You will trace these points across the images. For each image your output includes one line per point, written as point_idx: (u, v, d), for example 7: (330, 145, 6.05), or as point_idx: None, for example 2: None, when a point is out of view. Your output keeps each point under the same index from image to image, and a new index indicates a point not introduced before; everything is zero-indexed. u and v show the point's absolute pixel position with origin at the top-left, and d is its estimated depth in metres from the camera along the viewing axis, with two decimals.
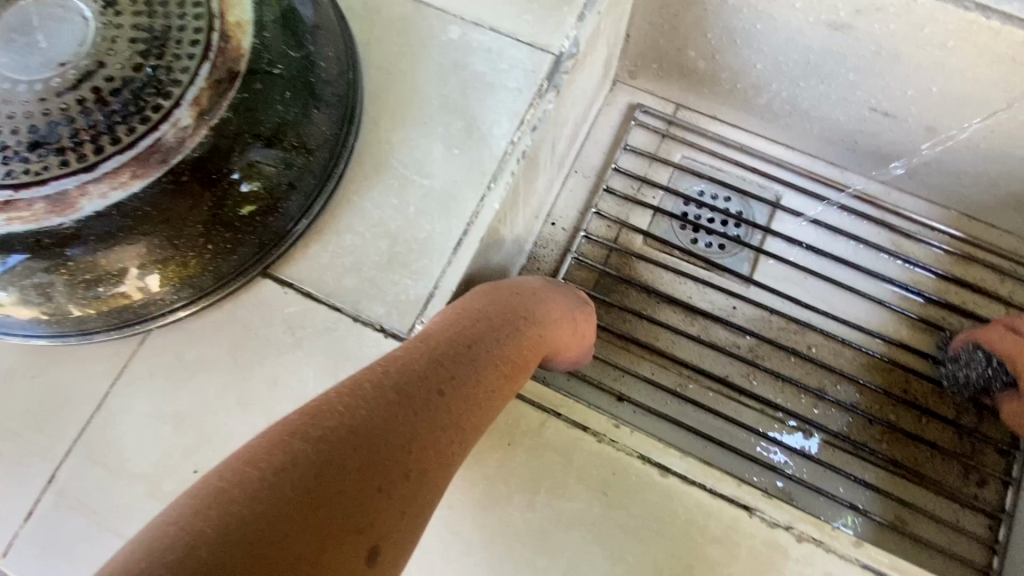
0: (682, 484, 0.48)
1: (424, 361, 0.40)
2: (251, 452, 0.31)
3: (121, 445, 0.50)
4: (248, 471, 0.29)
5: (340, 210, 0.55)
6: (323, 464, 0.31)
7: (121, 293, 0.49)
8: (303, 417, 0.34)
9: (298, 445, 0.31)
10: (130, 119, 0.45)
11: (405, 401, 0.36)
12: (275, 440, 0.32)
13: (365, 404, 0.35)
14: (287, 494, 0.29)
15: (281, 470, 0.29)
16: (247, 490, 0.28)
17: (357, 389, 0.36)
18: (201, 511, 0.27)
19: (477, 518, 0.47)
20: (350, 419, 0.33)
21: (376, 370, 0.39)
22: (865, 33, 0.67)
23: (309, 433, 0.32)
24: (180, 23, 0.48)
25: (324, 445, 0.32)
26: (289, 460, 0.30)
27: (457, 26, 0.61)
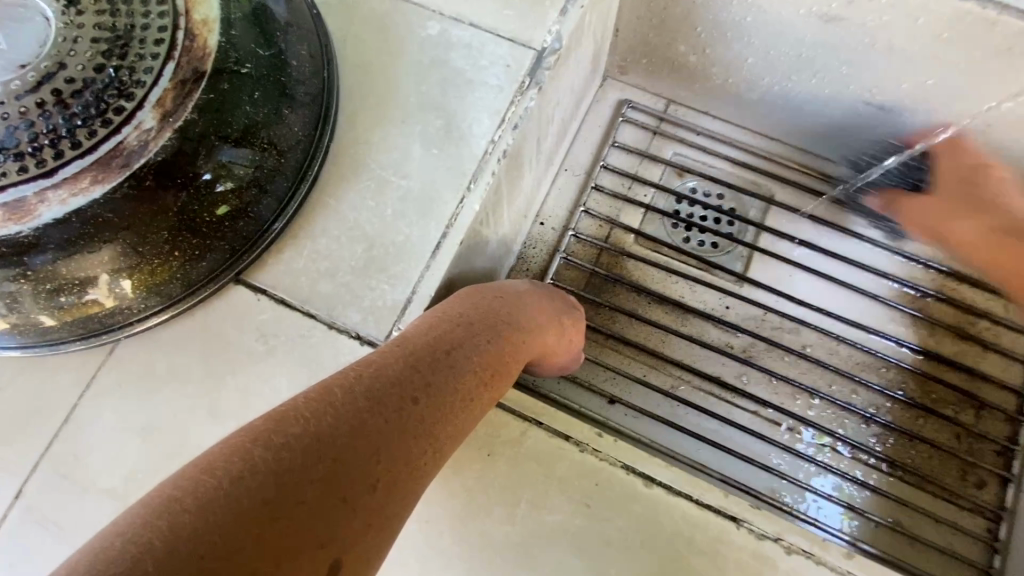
0: (667, 495, 0.46)
1: (401, 365, 0.38)
2: (210, 458, 0.30)
3: (89, 459, 0.49)
4: (203, 480, 0.28)
5: (314, 214, 0.54)
6: (284, 473, 0.29)
7: (89, 301, 0.47)
8: (267, 422, 0.32)
9: (259, 453, 0.29)
10: (90, 121, 0.44)
11: (377, 408, 0.34)
12: (234, 447, 0.30)
13: (334, 411, 0.33)
14: (243, 506, 0.27)
15: (238, 480, 0.28)
16: (201, 500, 0.27)
17: (327, 394, 0.34)
18: (150, 521, 0.26)
19: (455, 531, 0.46)
20: (316, 426, 0.32)
21: (349, 372, 0.37)
22: (858, 24, 0.65)
23: (271, 440, 0.30)
24: (144, 21, 0.47)
25: (286, 453, 0.30)
26: (247, 469, 0.29)
27: (436, 22, 0.59)
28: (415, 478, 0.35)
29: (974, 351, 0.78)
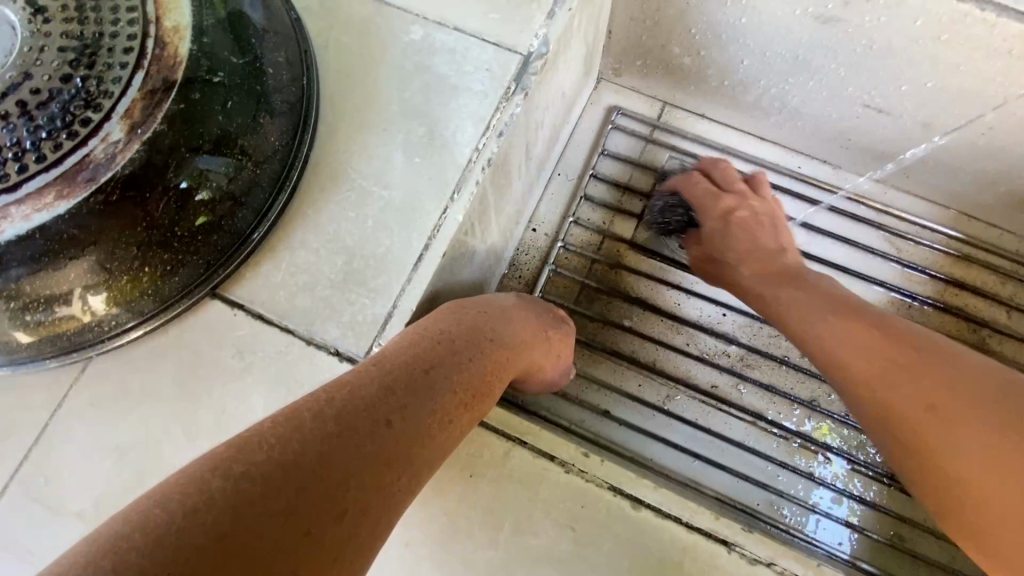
0: (655, 517, 0.45)
1: (375, 387, 0.36)
2: (165, 489, 0.28)
3: (61, 480, 0.47)
4: (155, 514, 0.26)
5: (292, 225, 0.52)
6: (241, 505, 0.27)
7: (64, 317, 0.46)
8: (229, 450, 0.30)
9: (216, 484, 0.28)
10: (56, 134, 0.42)
11: (348, 433, 0.33)
12: (191, 478, 0.28)
13: (300, 436, 0.31)
14: (195, 542, 0.26)
15: (191, 514, 0.26)
16: (149, 537, 0.25)
17: (294, 420, 0.33)
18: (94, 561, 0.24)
19: (436, 556, 0.44)
20: (280, 453, 0.30)
21: (320, 394, 0.35)
22: (855, 26, 0.63)
23: (231, 470, 0.29)
24: (113, 29, 0.45)
25: (245, 484, 0.28)
26: (202, 501, 0.27)
27: (420, 26, 0.58)
28: (387, 506, 0.33)
29: None
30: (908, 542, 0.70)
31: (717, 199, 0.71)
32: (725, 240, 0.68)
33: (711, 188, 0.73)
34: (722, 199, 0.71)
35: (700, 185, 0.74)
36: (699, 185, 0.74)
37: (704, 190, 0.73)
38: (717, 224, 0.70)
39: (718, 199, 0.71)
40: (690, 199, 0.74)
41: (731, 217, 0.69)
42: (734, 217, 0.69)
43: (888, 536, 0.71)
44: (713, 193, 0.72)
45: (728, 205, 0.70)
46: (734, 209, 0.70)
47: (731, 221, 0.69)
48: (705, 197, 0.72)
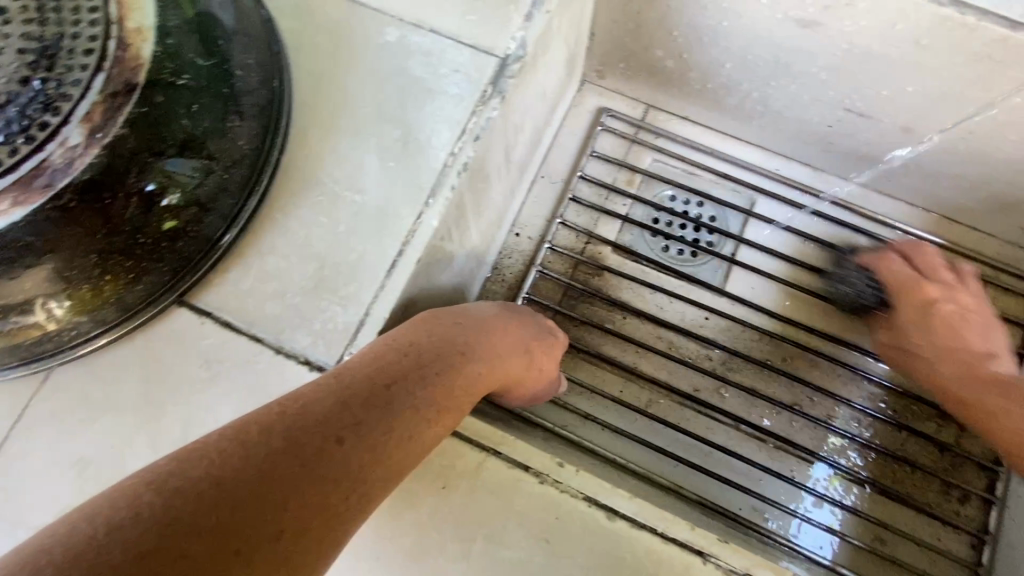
0: (631, 528, 0.44)
1: (331, 401, 0.35)
2: (97, 502, 0.28)
3: (19, 495, 0.46)
4: (79, 527, 0.26)
5: (262, 230, 0.51)
6: (168, 522, 0.26)
7: (30, 325, 0.45)
8: (170, 464, 0.30)
9: (148, 499, 0.27)
10: (12, 138, 0.40)
11: (295, 449, 0.32)
12: (124, 491, 0.28)
13: (243, 452, 0.30)
14: (113, 559, 0.25)
15: (114, 529, 0.26)
16: (69, 552, 0.25)
17: (241, 434, 0.32)
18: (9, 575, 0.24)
19: (406, 570, 0.43)
20: (219, 468, 0.29)
21: (275, 407, 0.35)
22: (835, 30, 0.63)
23: (165, 485, 0.28)
24: (74, 30, 0.43)
25: (177, 500, 0.27)
26: (129, 516, 0.26)
27: (395, 27, 0.57)
28: (332, 528, 0.31)
29: None
30: (888, 546, 0.71)
31: (923, 286, 0.69)
32: (924, 334, 0.68)
33: (913, 277, 0.70)
34: (910, 286, 0.70)
35: (902, 266, 0.71)
36: (895, 269, 0.71)
37: (897, 277, 0.71)
38: (916, 315, 0.69)
39: (923, 288, 0.69)
40: (886, 280, 0.72)
41: (933, 309, 0.68)
42: (949, 311, 0.68)
43: (869, 540, 0.71)
44: (905, 280, 0.70)
45: (924, 296, 0.69)
46: (936, 299, 0.68)
47: (934, 315, 0.68)
48: (904, 280, 0.70)
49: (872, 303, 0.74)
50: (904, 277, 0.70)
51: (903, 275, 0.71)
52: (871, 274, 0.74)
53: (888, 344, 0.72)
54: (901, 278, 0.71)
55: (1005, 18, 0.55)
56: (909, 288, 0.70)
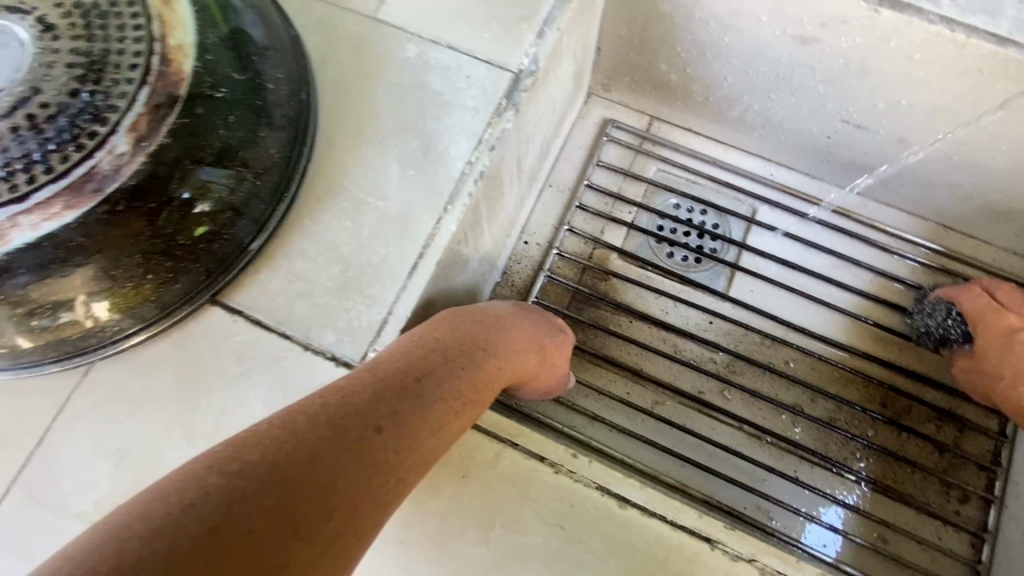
0: (641, 516, 0.46)
1: (368, 393, 0.38)
2: (165, 484, 0.30)
3: (63, 483, 0.49)
4: (154, 505, 0.28)
5: (290, 234, 0.54)
6: (235, 499, 0.29)
7: (68, 322, 0.48)
8: (228, 449, 0.32)
9: (213, 479, 0.29)
10: (64, 146, 0.43)
11: (339, 436, 0.34)
12: (190, 474, 0.30)
13: (293, 437, 0.33)
14: (191, 532, 0.27)
15: (188, 506, 0.28)
16: (149, 527, 0.27)
17: (289, 422, 0.34)
18: (97, 548, 0.26)
19: (428, 555, 0.46)
20: (275, 452, 0.31)
21: (316, 399, 0.37)
22: (833, 46, 0.66)
23: (227, 467, 0.30)
24: (120, 47, 0.47)
25: (240, 479, 0.30)
26: (200, 496, 0.28)
27: (415, 44, 0.60)
28: (377, 507, 0.34)
29: None
30: (890, 545, 0.72)
31: (999, 316, 0.70)
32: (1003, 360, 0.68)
33: (992, 309, 0.70)
34: (989, 316, 0.70)
35: (980, 300, 0.72)
36: (973, 303, 0.72)
37: (977, 310, 0.71)
38: (996, 342, 0.69)
39: (1004, 317, 0.69)
40: (968, 312, 0.72)
41: (1014, 336, 0.68)
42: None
43: (872, 539, 0.73)
44: (988, 310, 0.71)
45: (1002, 325, 0.69)
46: (1017, 327, 0.69)
47: (1016, 342, 0.68)
48: (982, 312, 0.71)
49: (957, 338, 0.74)
50: (978, 309, 0.71)
51: (984, 308, 0.71)
52: (952, 308, 0.74)
53: (972, 377, 0.71)
54: (983, 310, 0.71)
55: (994, 33, 0.58)
56: (992, 314, 0.70)
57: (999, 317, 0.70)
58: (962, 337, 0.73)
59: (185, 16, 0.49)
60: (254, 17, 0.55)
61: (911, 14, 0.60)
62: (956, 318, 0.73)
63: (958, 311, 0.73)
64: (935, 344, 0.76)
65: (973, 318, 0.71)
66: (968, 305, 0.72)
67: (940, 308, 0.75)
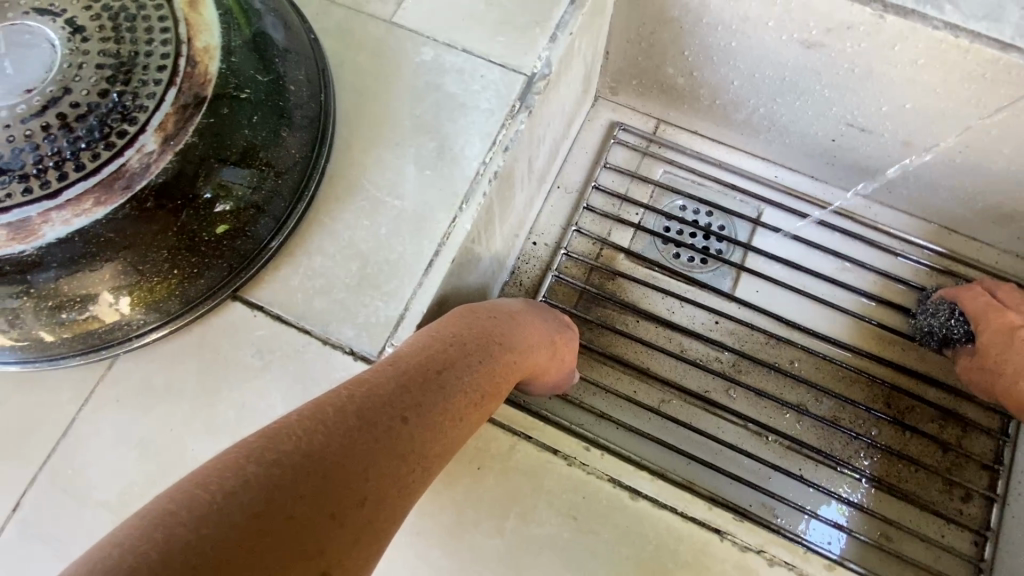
0: (652, 508, 0.48)
1: (391, 388, 0.40)
2: (203, 473, 0.31)
3: (88, 473, 0.50)
4: (196, 493, 0.29)
5: (310, 232, 0.55)
6: (274, 488, 0.30)
7: (90, 317, 0.49)
8: (262, 440, 0.33)
9: (252, 469, 0.31)
10: (94, 144, 0.46)
11: (367, 428, 0.36)
12: (228, 462, 0.31)
13: (324, 428, 0.34)
14: (235, 519, 0.28)
15: (229, 495, 0.29)
16: (194, 514, 0.28)
17: (318, 414, 0.36)
18: (145, 532, 0.27)
19: (444, 544, 0.47)
20: (308, 443, 0.33)
21: (341, 392, 0.39)
22: (838, 51, 0.67)
23: (263, 457, 0.32)
24: (148, 48, 0.49)
25: (277, 469, 0.31)
26: (240, 484, 0.30)
27: (430, 47, 0.62)
28: (403, 495, 0.36)
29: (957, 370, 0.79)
30: (894, 543, 0.73)
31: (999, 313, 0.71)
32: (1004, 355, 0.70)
33: (991, 306, 0.72)
34: (988, 314, 0.72)
35: (979, 299, 0.74)
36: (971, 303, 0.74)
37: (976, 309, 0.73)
38: (998, 338, 0.70)
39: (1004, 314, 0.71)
40: (970, 311, 0.74)
41: (1016, 333, 0.70)
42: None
43: (876, 537, 0.74)
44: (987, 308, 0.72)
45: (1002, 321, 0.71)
46: (1018, 324, 0.70)
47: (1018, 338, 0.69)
48: (983, 309, 0.73)
49: (959, 336, 0.75)
50: (977, 307, 0.73)
51: (984, 305, 0.73)
52: (954, 308, 0.76)
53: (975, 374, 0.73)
54: (983, 307, 0.73)
55: (996, 39, 0.60)
56: (991, 311, 0.72)
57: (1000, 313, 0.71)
58: (965, 335, 0.75)
59: (211, 20, 0.51)
60: (275, 20, 0.56)
61: (916, 19, 0.61)
62: (959, 316, 0.75)
63: (960, 310, 0.75)
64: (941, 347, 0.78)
65: (975, 316, 0.73)
66: (967, 304, 0.74)
67: (943, 307, 0.77)
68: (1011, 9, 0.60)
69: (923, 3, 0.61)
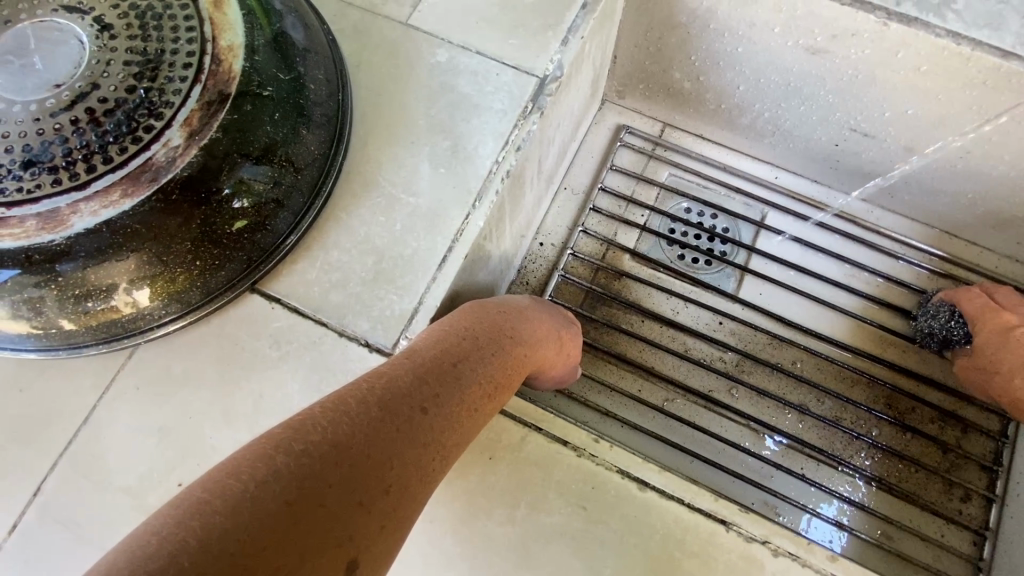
0: (660, 499, 0.49)
1: (409, 380, 0.42)
2: (234, 463, 0.32)
3: (107, 459, 0.51)
4: (230, 482, 0.30)
5: (327, 227, 0.57)
6: (304, 477, 0.32)
7: (112, 307, 0.50)
8: (288, 431, 0.35)
9: (281, 459, 0.32)
10: (122, 138, 0.47)
11: (389, 418, 0.38)
12: (258, 453, 0.32)
13: (349, 419, 0.36)
14: (269, 506, 0.30)
15: (262, 483, 0.31)
16: (228, 503, 0.29)
17: (342, 405, 0.37)
18: (183, 520, 0.28)
19: (457, 532, 0.48)
20: (334, 433, 0.35)
21: (361, 385, 0.40)
22: (842, 57, 0.69)
23: (292, 447, 0.33)
24: (174, 46, 0.50)
25: (306, 458, 0.33)
26: (271, 474, 0.31)
27: (444, 49, 0.63)
28: (423, 482, 0.38)
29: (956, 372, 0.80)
30: (895, 542, 0.74)
31: (995, 313, 0.73)
32: (1000, 355, 0.71)
33: (987, 306, 0.74)
34: (983, 314, 0.74)
35: (975, 300, 0.75)
36: (967, 303, 0.75)
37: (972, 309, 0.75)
38: (994, 339, 0.72)
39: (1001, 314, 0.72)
40: (967, 312, 0.75)
41: (1011, 333, 0.71)
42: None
43: (877, 536, 0.75)
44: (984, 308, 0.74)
45: (996, 321, 0.72)
46: (1013, 324, 0.72)
47: (1012, 338, 0.71)
48: (979, 309, 0.74)
49: (959, 339, 0.76)
50: (974, 307, 0.75)
51: (980, 306, 0.74)
52: (954, 309, 0.77)
53: (972, 372, 0.74)
54: (980, 307, 0.74)
55: (998, 47, 0.61)
56: (987, 311, 0.73)
57: (995, 313, 0.73)
58: (964, 337, 0.75)
59: (235, 19, 0.53)
60: (295, 20, 0.58)
61: (918, 27, 0.63)
62: (958, 319, 0.76)
63: (958, 312, 0.76)
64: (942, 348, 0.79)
65: (971, 317, 0.74)
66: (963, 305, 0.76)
67: (941, 309, 0.78)
68: (1011, 18, 0.62)
69: (926, 11, 0.63)
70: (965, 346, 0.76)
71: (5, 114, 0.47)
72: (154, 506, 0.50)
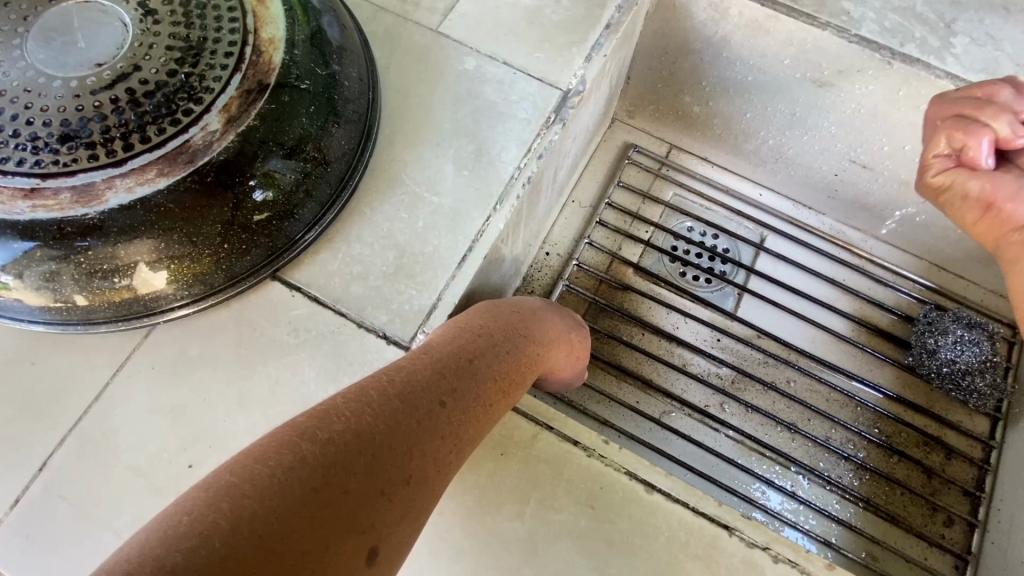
0: (666, 502, 0.50)
1: (426, 374, 0.43)
2: (259, 450, 0.33)
3: (118, 436, 0.51)
4: (258, 467, 0.31)
5: (350, 221, 0.58)
6: (329, 465, 0.33)
7: (132, 285, 0.50)
8: (311, 420, 0.35)
9: (307, 446, 0.33)
10: (161, 120, 0.48)
11: (409, 411, 0.39)
12: (284, 440, 0.33)
13: (372, 410, 0.37)
14: (296, 493, 0.30)
15: (290, 469, 0.31)
16: (257, 486, 0.30)
17: (364, 396, 0.38)
18: (213, 503, 0.29)
19: (466, 526, 0.48)
20: (358, 423, 0.36)
21: (380, 378, 0.41)
22: (846, 91, 0.73)
23: (317, 435, 0.34)
24: (216, 35, 0.52)
25: (331, 446, 0.34)
26: (298, 460, 0.32)
27: (472, 58, 0.65)
28: (440, 475, 0.39)
29: (943, 400, 0.83)
30: (879, 562, 0.76)
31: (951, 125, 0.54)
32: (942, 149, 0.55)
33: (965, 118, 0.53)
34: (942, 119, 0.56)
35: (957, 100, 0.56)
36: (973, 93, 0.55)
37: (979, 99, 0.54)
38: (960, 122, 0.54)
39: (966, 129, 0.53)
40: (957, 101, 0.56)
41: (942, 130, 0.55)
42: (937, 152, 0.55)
43: (862, 556, 0.76)
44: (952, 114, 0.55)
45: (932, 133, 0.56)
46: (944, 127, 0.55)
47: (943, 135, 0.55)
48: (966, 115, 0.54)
49: (960, 364, 0.80)
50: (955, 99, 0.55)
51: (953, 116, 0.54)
52: (931, 326, 0.82)
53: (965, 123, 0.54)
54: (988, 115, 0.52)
55: None
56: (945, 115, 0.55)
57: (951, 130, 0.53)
58: (962, 360, 0.80)
59: (276, 14, 0.55)
60: (331, 19, 0.59)
61: (919, 68, 0.67)
62: (957, 343, 0.80)
63: (957, 337, 0.80)
64: (943, 383, 0.82)
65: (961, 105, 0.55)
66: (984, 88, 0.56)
67: (942, 335, 0.81)
68: (1006, 66, 0.66)
69: (928, 53, 0.67)
70: (969, 373, 0.80)
71: (44, 88, 0.47)
72: (163, 486, 0.50)
